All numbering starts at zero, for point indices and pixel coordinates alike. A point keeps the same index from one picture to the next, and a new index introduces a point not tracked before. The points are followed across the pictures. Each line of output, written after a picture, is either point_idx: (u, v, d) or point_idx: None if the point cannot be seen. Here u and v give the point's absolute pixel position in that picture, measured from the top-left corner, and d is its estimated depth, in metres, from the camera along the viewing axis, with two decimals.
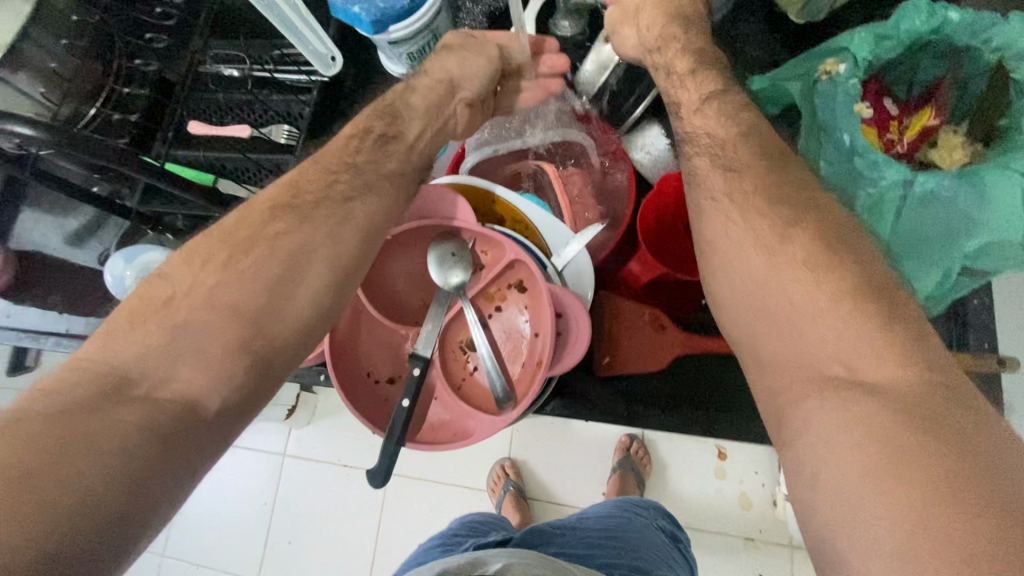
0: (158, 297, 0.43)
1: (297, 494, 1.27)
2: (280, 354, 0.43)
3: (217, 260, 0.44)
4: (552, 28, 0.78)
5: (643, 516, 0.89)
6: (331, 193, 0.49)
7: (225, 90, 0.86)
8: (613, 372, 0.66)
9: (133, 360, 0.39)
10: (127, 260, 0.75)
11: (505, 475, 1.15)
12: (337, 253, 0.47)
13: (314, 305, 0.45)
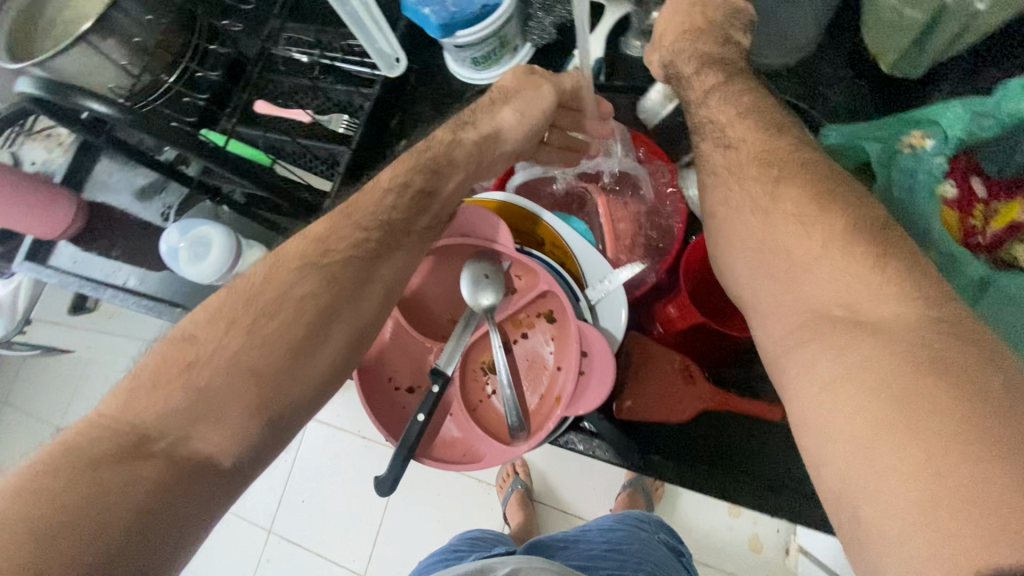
0: (182, 359, 0.44)
1: (319, 455, 1.40)
2: (296, 413, 0.45)
3: (243, 322, 0.45)
4: (623, 48, 0.76)
5: (646, 530, 0.91)
6: (359, 252, 0.50)
7: (293, 74, 0.87)
8: (633, 417, 0.64)
9: (156, 419, 0.41)
10: (182, 233, 0.79)
11: (513, 475, 1.25)
12: (362, 304, 0.49)
13: (338, 360, 0.48)
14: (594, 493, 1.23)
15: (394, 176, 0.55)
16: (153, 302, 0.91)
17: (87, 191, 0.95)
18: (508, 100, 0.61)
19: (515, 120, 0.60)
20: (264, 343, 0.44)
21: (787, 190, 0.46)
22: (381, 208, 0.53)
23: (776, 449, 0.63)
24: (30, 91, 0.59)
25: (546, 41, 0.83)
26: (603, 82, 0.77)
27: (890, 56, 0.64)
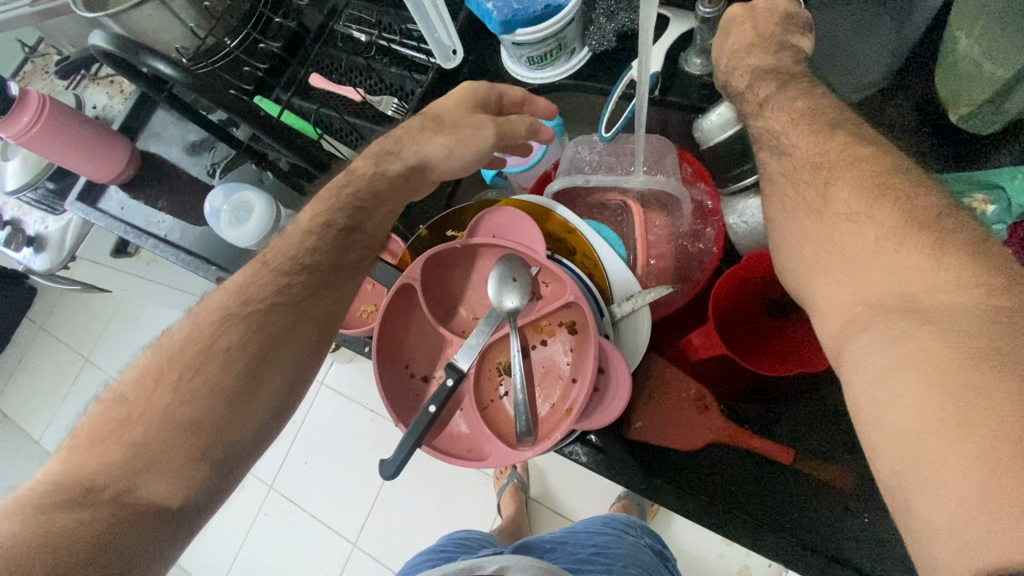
0: (111, 420, 0.46)
1: (325, 422, 1.44)
2: (241, 454, 0.47)
3: (170, 379, 0.47)
4: (681, 66, 0.75)
5: (631, 535, 0.92)
6: (282, 298, 0.52)
7: (350, 52, 0.87)
8: (642, 439, 0.64)
9: (98, 472, 0.43)
10: (226, 195, 0.83)
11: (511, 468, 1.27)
12: (294, 343, 0.51)
13: (279, 403, 0.50)
14: (590, 499, 1.24)
15: (314, 217, 0.57)
16: (191, 258, 0.93)
17: (140, 140, 0.99)
18: (442, 129, 0.63)
19: (441, 152, 0.63)
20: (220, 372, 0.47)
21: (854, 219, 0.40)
22: (302, 250, 0.55)
23: (781, 492, 0.62)
24: (103, 45, 0.62)
25: (605, 49, 0.82)
26: (657, 97, 0.76)
27: (960, 108, 0.62)
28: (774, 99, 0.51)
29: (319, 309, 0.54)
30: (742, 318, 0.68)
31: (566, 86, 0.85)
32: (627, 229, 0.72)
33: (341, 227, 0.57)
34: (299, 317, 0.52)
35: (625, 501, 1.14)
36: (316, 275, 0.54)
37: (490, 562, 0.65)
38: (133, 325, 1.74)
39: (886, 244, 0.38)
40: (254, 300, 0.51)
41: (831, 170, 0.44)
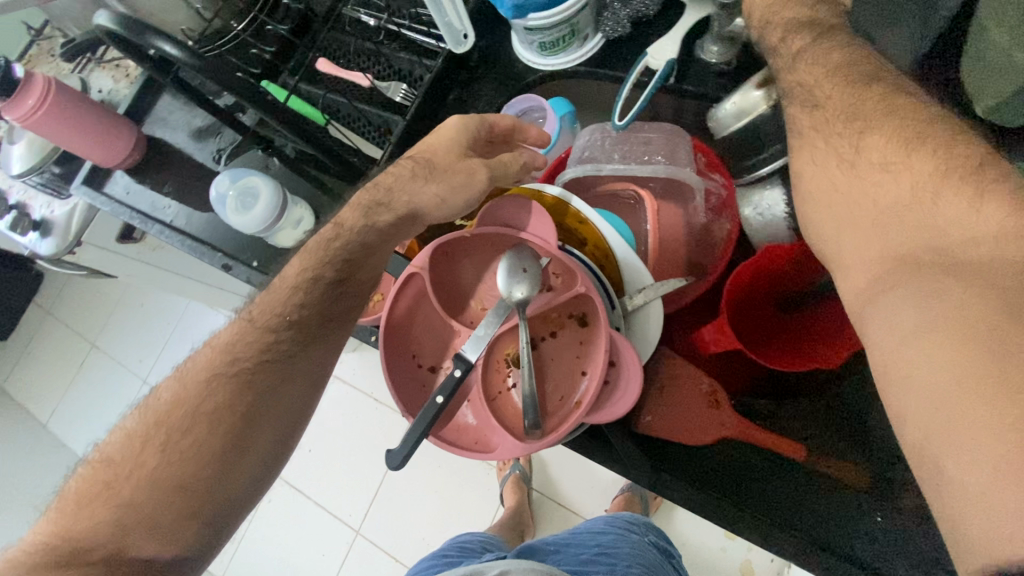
0: (101, 480, 0.53)
1: (328, 412, 1.44)
2: (224, 509, 0.53)
3: (159, 442, 0.53)
4: (698, 52, 0.73)
5: (635, 533, 0.91)
6: (270, 357, 0.57)
7: (359, 36, 0.86)
8: (650, 434, 0.62)
9: (87, 531, 0.50)
10: (233, 179, 0.82)
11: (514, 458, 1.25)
12: (283, 397, 0.57)
13: (267, 459, 0.56)
14: (593, 492, 1.24)
15: (302, 272, 0.58)
16: (197, 244, 0.92)
17: (146, 125, 0.98)
18: (432, 177, 0.58)
19: (434, 202, 0.58)
20: (210, 433, 0.53)
21: (883, 204, 0.39)
22: (288, 307, 0.57)
23: (795, 489, 0.60)
24: (109, 26, 0.61)
25: (619, 34, 0.80)
26: (673, 84, 0.74)
27: (987, 101, 0.55)
28: (809, 50, 0.48)
29: (311, 361, 0.59)
30: (752, 312, 0.66)
31: (579, 73, 0.83)
32: (638, 219, 0.72)
33: (330, 279, 0.58)
34: (288, 373, 0.57)
35: (627, 493, 1.15)
36: (301, 332, 0.58)
37: (492, 567, 0.64)
38: (138, 309, 1.74)
39: (946, 230, 0.36)
40: (239, 360, 0.56)
41: (868, 177, 0.40)
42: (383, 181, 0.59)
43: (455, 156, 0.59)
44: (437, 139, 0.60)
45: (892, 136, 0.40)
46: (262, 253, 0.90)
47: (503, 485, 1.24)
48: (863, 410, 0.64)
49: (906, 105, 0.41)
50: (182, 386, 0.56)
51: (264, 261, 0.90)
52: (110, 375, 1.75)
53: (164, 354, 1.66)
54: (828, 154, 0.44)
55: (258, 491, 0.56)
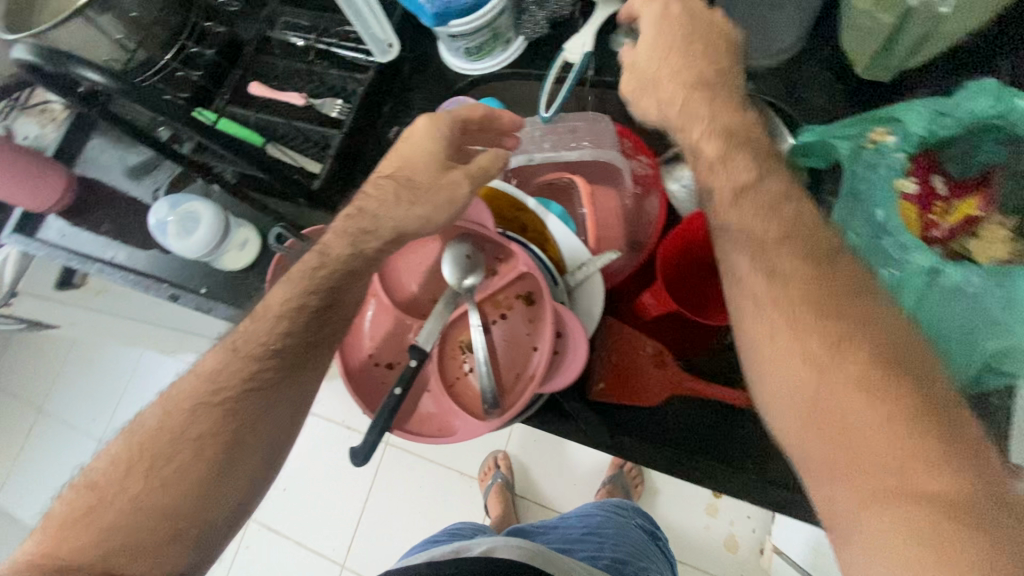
0: (84, 503, 0.51)
1: (302, 445, 1.41)
2: (209, 529, 0.52)
3: (142, 468, 0.52)
4: (609, 46, 0.79)
5: (623, 516, 0.94)
6: (254, 385, 0.54)
7: (288, 58, 0.88)
8: (605, 400, 0.64)
9: (76, 551, 0.49)
10: (172, 205, 0.80)
11: (495, 468, 1.26)
12: (269, 421, 0.55)
13: (255, 479, 0.54)
14: (576, 490, 1.26)
15: (285, 302, 0.57)
16: (142, 278, 0.90)
17: (78, 167, 0.96)
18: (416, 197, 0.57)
19: (419, 223, 0.57)
20: (194, 458, 0.52)
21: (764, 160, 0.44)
22: (273, 335, 0.55)
23: (744, 435, 0.63)
24: (25, 57, 0.60)
25: (539, 34, 0.84)
26: (593, 78, 0.80)
27: (868, 52, 0.63)
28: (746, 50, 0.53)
29: (295, 386, 0.56)
30: (688, 281, 0.70)
31: (507, 75, 0.88)
32: (576, 207, 0.74)
33: (315, 308, 0.57)
34: (270, 400, 0.55)
35: (610, 484, 1.19)
36: (285, 359, 0.56)
37: (478, 545, 0.67)
38: (88, 367, 1.66)
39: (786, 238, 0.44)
40: (225, 389, 0.54)
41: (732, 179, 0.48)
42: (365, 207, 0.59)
43: (437, 170, 0.57)
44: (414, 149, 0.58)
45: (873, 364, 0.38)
46: (213, 282, 0.89)
47: (487, 494, 1.23)
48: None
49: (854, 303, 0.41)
50: (153, 410, 0.55)
51: (214, 288, 0.89)
52: (63, 440, 1.66)
53: (122, 411, 1.59)
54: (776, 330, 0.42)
55: (244, 513, 0.55)
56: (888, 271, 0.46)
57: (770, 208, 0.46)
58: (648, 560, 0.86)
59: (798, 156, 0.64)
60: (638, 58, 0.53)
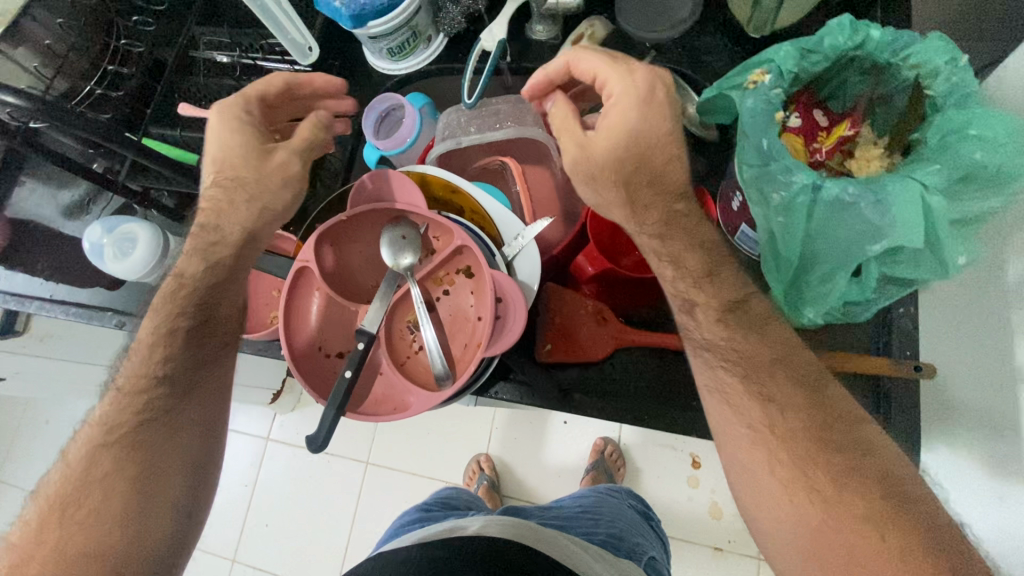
0: (13, 558, 0.52)
1: (278, 476, 1.38)
2: (147, 560, 0.53)
3: (56, 519, 0.53)
4: (527, 33, 0.83)
5: (616, 497, 0.96)
6: (149, 415, 0.57)
7: (212, 75, 0.90)
8: (554, 360, 0.67)
9: None
10: (106, 228, 0.78)
11: (479, 471, 1.27)
12: (176, 447, 0.57)
13: (177, 507, 0.56)
14: (559, 484, 1.27)
15: (154, 330, 0.59)
16: (84, 309, 0.88)
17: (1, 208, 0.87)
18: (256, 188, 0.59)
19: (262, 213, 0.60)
20: (107, 498, 0.53)
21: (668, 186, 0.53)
22: (152, 365, 0.58)
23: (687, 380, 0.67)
24: None
25: (457, 29, 0.88)
26: (512, 63, 0.84)
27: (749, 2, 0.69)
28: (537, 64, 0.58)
29: (191, 411, 0.59)
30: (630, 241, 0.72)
31: (432, 72, 0.91)
32: (509, 185, 0.78)
33: (186, 330, 0.59)
34: (170, 428, 0.57)
35: (593, 471, 1.19)
36: (174, 385, 0.58)
37: (472, 522, 0.67)
38: (46, 429, 1.59)
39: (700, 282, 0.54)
40: (122, 425, 0.56)
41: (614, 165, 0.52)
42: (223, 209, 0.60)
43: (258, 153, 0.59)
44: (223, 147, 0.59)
45: (873, 501, 0.45)
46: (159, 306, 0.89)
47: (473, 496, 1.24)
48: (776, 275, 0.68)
49: (848, 432, 0.48)
50: (66, 459, 0.56)
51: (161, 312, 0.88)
52: None
53: None
54: (780, 467, 0.47)
55: (185, 543, 0.57)
56: (779, 195, 0.49)
57: (758, 327, 0.52)
58: (642, 538, 0.89)
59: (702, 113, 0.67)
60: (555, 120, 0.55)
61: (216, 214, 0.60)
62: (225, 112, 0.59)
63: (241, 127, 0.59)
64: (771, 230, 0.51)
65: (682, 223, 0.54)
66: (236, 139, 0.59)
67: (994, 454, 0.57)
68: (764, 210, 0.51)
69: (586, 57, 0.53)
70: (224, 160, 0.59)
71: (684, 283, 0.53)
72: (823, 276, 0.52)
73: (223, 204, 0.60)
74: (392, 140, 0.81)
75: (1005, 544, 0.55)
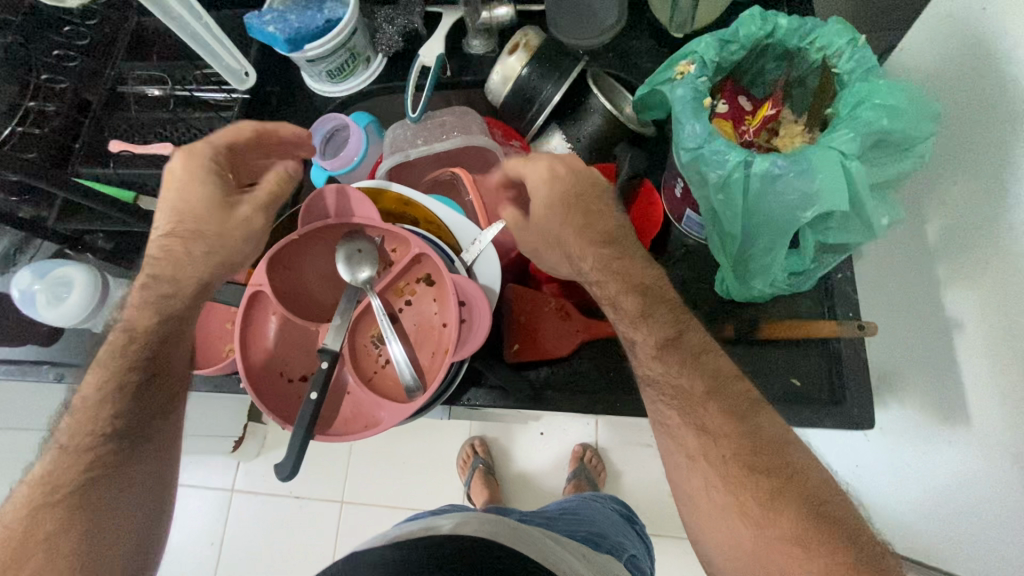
0: None
1: (247, 528, 1.30)
2: None
3: None
4: (465, 49, 0.86)
5: (599, 502, 0.96)
6: (92, 474, 0.54)
7: (145, 108, 0.87)
8: (523, 359, 0.67)
9: None
10: (38, 274, 0.73)
11: (473, 454, 1.26)
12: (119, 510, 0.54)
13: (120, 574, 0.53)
14: (546, 486, 1.25)
15: (99, 383, 0.56)
16: (15, 366, 0.83)
17: None
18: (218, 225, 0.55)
19: (215, 249, 0.56)
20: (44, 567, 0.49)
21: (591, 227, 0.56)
22: (99, 422, 0.55)
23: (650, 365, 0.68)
24: None
25: (396, 49, 0.90)
26: (452, 77, 0.86)
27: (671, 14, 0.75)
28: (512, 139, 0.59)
29: (136, 471, 0.56)
30: None
31: (375, 92, 0.92)
32: (460, 194, 0.79)
33: (138, 385, 0.57)
34: (120, 486, 0.55)
35: (576, 479, 1.17)
36: (122, 444, 0.56)
37: (445, 518, 0.64)
38: None
39: (646, 297, 0.54)
40: (65, 484, 0.53)
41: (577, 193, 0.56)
42: (173, 245, 0.56)
43: (215, 204, 0.55)
44: (184, 197, 0.55)
45: (808, 526, 0.43)
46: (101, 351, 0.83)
47: (468, 481, 1.22)
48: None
49: (781, 458, 0.47)
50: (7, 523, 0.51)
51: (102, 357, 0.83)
52: None
53: None
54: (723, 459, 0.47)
55: None
56: (715, 174, 0.51)
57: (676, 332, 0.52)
58: (625, 539, 0.89)
59: (641, 109, 0.71)
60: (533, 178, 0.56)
61: (173, 266, 0.57)
62: (183, 157, 0.55)
63: (201, 177, 0.55)
64: (713, 207, 0.54)
65: (619, 271, 0.55)
66: (183, 194, 0.55)
67: (935, 397, 0.61)
68: (704, 190, 0.54)
69: (511, 157, 0.58)
70: (183, 211, 0.56)
71: (624, 317, 0.54)
72: (767, 247, 0.55)
73: (171, 242, 0.56)
74: (340, 158, 0.80)
75: (960, 484, 0.58)
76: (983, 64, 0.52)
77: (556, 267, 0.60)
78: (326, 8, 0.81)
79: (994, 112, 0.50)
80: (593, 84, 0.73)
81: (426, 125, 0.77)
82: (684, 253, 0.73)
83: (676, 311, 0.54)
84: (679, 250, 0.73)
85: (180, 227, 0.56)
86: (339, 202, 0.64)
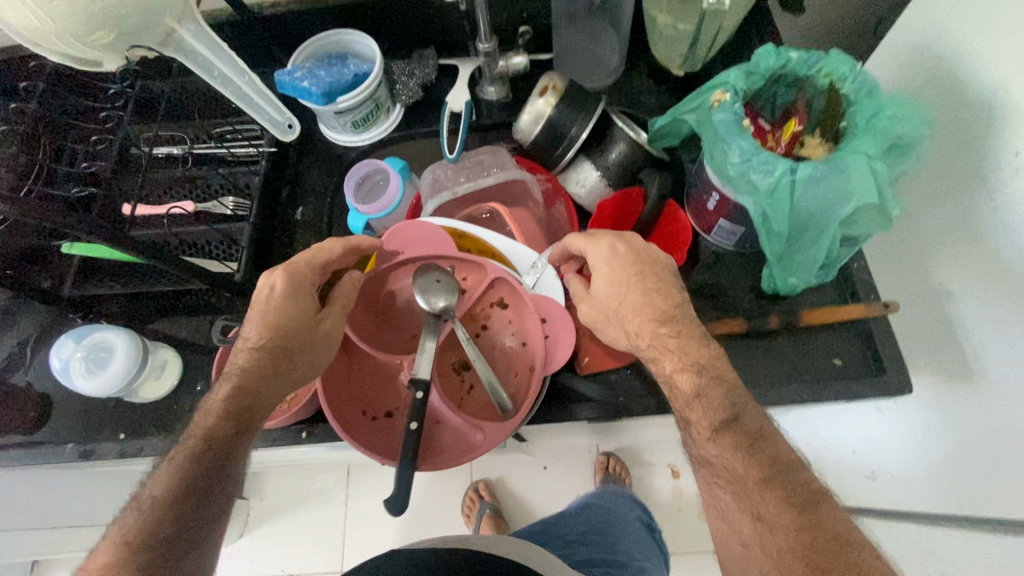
0: None
1: None
2: None
3: None
4: (481, 94, 0.93)
5: (620, 507, 0.84)
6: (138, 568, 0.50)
7: (163, 169, 0.84)
8: (592, 370, 0.74)
9: None
10: (78, 340, 0.71)
11: (479, 499, 1.06)
12: None
13: None
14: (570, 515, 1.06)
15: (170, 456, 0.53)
16: (31, 446, 0.78)
17: None
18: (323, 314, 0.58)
19: (305, 310, 0.56)
20: None
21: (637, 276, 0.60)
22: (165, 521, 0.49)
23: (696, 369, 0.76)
24: None
25: (415, 99, 0.95)
26: (475, 122, 0.92)
27: (679, 58, 0.85)
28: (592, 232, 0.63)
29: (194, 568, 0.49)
30: None
31: (396, 140, 0.96)
32: (498, 225, 0.83)
33: (207, 480, 0.51)
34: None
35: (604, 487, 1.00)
36: (178, 540, 0.49)
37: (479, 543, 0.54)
38: None
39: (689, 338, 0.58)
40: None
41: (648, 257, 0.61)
42: (272, 321, 0.55)
43: (311, 307, 0.57)
44: (282, 314, 0.55)
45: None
46: (129, 422, 0.80)
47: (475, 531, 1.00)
48: (756, 255, 0.82)
49: (839, 552, 0.45)
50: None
51: (135, 427, 0.80)
52: None
53: None
54: (760, 502, 0.49)
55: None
56: (765, 182, 0.59)
57: (721, 377, 0.56)
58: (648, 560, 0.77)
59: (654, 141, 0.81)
60: (600, 293, 0.62)
61: (278, 338, 0.55)
62: (290, 279, 0.56)
63: (302, 295, 0.56)
64: (763, 210, 0.61)
65: (677, 348, 0.57)
66: (290, 306, 0.55)
67: (950, 367, 0.67)
68: (755, 197, 0.61)
69: (573, 239, 0.63)
70: (278, 326, 0.55)
71: (671, 366, 0.57)
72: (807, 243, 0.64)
73: (270, 317, 0.55)
74: (377, 203, 0.82)
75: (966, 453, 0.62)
76: (950, 79, 0.64)
77: (604, 316, 0.63)
78: (351, 64, 0.86)
79: (969, 115, 0.62)
80: (616, 116, 0.81)
81: (462, 165, 0.85)
82: (712, 262, 0.82)
83: (733, 394, 0.55)
84: (709, 257, 0.83)
85: (279, 302, 0.55)
86: (412, 243, 0.67)
